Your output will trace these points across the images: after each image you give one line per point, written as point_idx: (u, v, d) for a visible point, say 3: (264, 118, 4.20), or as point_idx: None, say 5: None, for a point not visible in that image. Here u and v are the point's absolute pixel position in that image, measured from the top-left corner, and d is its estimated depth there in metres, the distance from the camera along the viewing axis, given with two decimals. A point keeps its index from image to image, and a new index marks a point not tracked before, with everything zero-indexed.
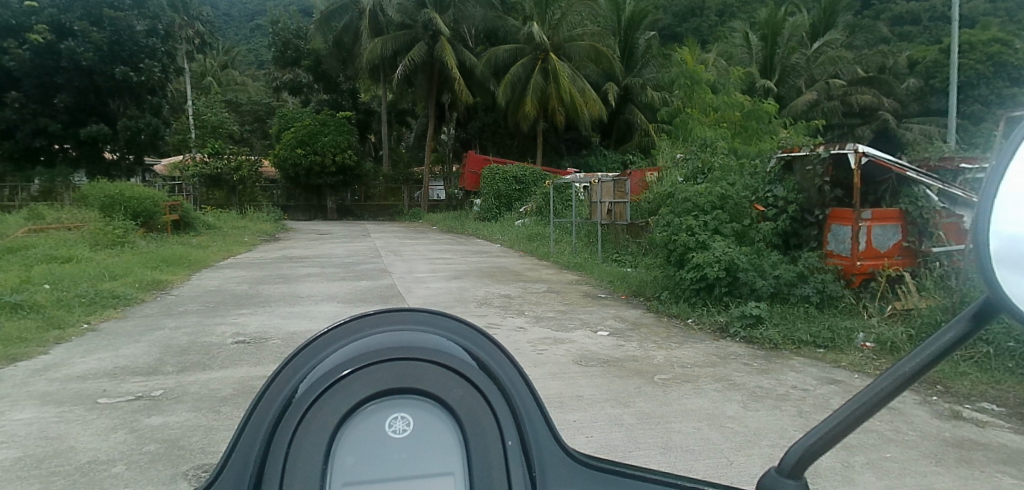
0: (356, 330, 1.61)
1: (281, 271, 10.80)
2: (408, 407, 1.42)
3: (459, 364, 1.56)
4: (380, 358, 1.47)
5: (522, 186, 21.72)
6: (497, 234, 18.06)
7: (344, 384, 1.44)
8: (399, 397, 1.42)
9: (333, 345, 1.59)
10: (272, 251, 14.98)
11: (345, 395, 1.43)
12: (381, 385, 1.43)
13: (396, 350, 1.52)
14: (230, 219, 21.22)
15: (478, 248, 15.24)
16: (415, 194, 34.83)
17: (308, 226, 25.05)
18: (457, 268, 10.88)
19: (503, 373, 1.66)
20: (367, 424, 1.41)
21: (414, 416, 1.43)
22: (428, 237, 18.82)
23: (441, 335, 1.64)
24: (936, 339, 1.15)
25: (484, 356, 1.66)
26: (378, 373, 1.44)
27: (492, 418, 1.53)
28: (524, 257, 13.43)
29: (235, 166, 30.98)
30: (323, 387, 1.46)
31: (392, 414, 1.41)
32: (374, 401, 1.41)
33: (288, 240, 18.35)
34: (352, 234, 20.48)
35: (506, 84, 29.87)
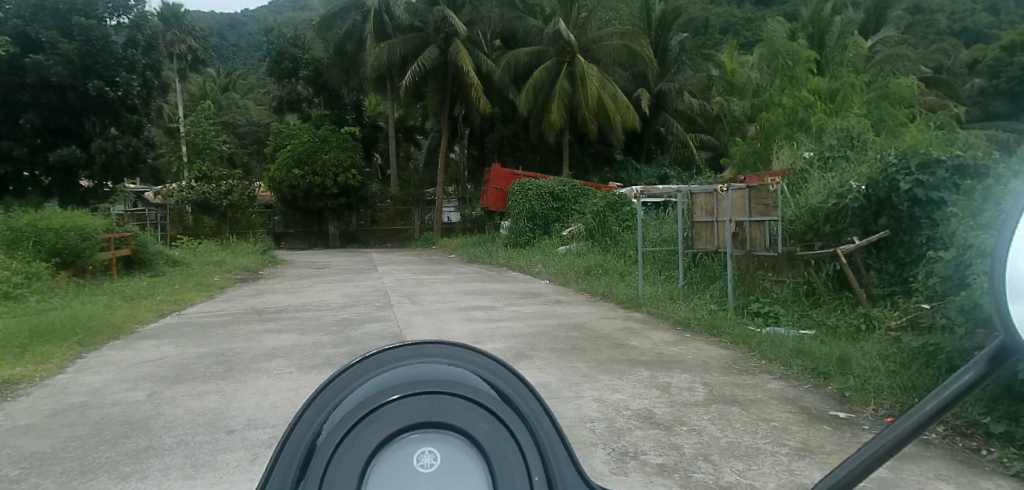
0: (377, 358, 1.19)
1: (238, 340, 6.87)
2: (434, 442, 1.01)
3: (491, 395, 1.13)
4: (398, 387, 1.05)
5: (559, 204, 17.89)
6: (539, 264, 14.07)
7: (370, 416, 1.02)
8: (418, 431, 1.00)
9: (353, 385, 1.16)
10: (245, 296, 10.95)
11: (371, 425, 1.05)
12: (413, 405, 1.06)
13: (414, 376, 1.11)
14: (207, 256, 17.08)
15: (518, 284, 11.33)
16: (427, 216, 30.92)
17: (302, 257, 21.16)
18: (501, 327, 7.05)
19: (532, 405, 1.21)
20: (391, 466, 1.00)
21: (446, 454, 1.01)
22: (448, 268, 14.97)
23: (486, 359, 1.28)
24: (959, 380, 1.33)
25: (514, 382, 1.25)
26: (396, 397, 1.03)
27: (529, 459, 1.10)
28: (592, 299, 9.51)
29: (226, 190, 27.39)
30: (337, 425, 1.05)
31: (418, 447, 0.99)
32: (406, 430, 1.00)
33: (270, 277, 14.44)
34: (353, 266, 16.62)
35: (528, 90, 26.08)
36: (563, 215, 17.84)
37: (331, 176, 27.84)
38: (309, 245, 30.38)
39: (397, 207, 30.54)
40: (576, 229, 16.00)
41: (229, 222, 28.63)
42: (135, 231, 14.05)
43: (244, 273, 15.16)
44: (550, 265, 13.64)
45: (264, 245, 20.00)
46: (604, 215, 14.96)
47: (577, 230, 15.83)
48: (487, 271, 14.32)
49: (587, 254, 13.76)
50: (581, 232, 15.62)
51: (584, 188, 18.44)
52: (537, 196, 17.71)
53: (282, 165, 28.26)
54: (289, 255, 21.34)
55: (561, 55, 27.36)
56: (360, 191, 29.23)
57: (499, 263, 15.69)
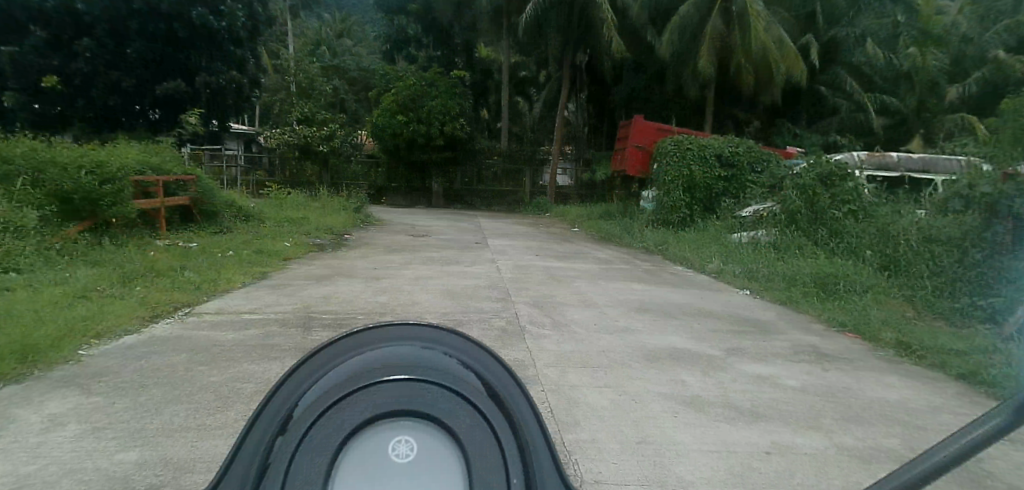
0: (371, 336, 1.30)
1: (230, 401, 3.45)
2: (414, 433, 1.03)
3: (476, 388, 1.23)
4: (374, 375, 1.14)
5: (728, 173, 13.35)
6: (717, 260, 9.81)
7: (363, 396, 1.08)
8: (395, 419, 1.03)
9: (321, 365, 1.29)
10: (309, 277, 7.74)
11: (332, 427, 1.06)
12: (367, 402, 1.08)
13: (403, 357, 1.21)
14: (289, 212, 14.15)
15: (704, 299, 7.18)
16: (539, 177, 27.29)
17: (401, 219, 17.89)
18: (773, 449, 3.12)
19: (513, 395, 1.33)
20: (359, 466, 1.00)
21: (422, 444, 1.03)
22: (582, 252, 11.10)
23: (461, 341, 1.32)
24: None
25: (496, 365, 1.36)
26: (381, 388, 1.09)
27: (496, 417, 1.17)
28: (857, 345, 5.48)
29: (327, 135, 25.64)
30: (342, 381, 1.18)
31: (395, 435, 1.01)
32: (390, 417, 1.03)
33: (353, 245, 11.22)
34: (456, 237, 13.08)
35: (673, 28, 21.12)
36: (734, 189, 13.28)
37: (437, 124, 24.66)
38: (410, 203, 27.32)
39: (507, 165, 26.99)
40: (761, 207, 11.45)
41: (329, 172, 26.60)
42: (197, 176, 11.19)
43: (325, 235, 12.08)
44: (736, 265, 9.34)
45: (359, 201, 16.86)
46: (807, 192, 10.42)
47: (763, 210, 11.24)
48: (634, 261, 10.24)
49: (791, 255, 9.33)
50: (770, 214, 10.97)
51: (764, 154, 13.67)
52: (699, 160, 13.29)
53: (385, 109, 25.21)
54: (386, 215, 18.23)
55: None
56: (467, 145, 25.92)
57: (647, 250, 11.53)
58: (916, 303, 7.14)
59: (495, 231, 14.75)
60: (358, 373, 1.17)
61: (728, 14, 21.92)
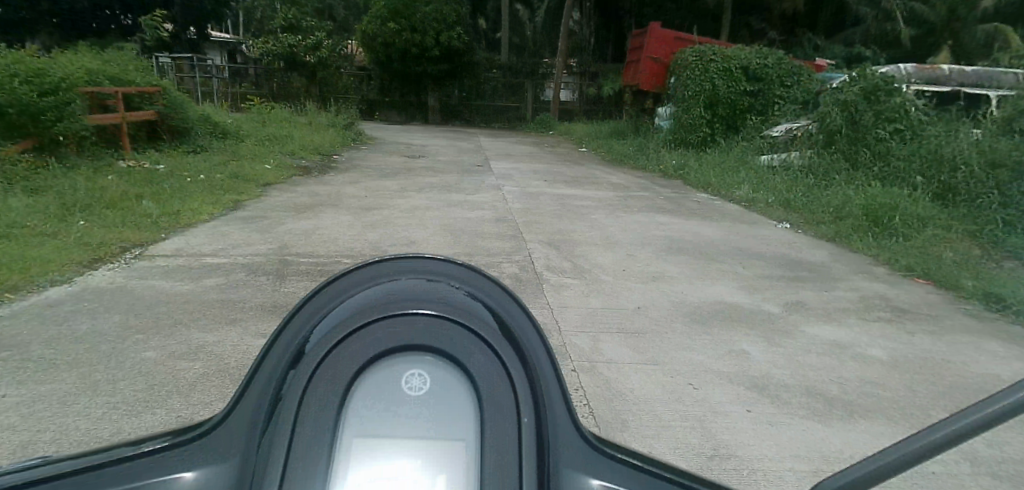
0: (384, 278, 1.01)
1: (168, 393, 2.58)
2: (428, 365, 0.80)
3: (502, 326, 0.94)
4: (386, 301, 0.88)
5: (754, 87, 11.93)
6: (746, 186, 8.84)
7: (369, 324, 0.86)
8: (415, 354, 0.80)
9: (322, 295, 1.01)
10: (291, 207, 6.76)
11: (333, 356, 0.85)
12: (389, 340, 0.81)
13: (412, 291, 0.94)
14: (273, 129, 12.95)
15: (739, 236, 6.30)
16: (542, 92, 25.85)
17: (396, 137, 16.62)
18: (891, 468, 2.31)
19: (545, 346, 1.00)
20: (366, 395, 0.80)
21: (435, 378, 0.80)
22: (595, 177, 10.13)
23: (488, 280, 0.98)
24: None
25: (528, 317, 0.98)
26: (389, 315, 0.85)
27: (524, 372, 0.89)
28: (932, 295, 4.66)
29: (313, 44, 23.77)
30: (340, 325, 0.88)
31: (407, 368, 0.79)
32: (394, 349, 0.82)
33: (342, 167, 10.19)
34: (455, 159, 12.04)
35: None
36: (760, 105, 11.94)
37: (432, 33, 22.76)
38: (406, 120, 25.79)
39: (508, 78, 25.48)
40: (793, 126, 10.25)
41: (318, 85, 24.82)
42: (165, 88, 9.93)
43: (313, 156, 11.00)
44: (768, 193, 8.37)
45: (349, 117, 15.57)
46: (846, 110, 9.20)
47: (795, 129, 10.07)
48: (653, 187, 9.29)
49: (828, 183, 8.34)
50: (803, 135, 9.81)
51: (795, 66, 12.15)
52: (722, 73, 11.89)
53: (374, 16, 23.15)
54: (378, 133, 16.99)
55: None
56: (465, 57, 24.14)
57: (665, 175, 10.53)
58: (981, 240, 6.28)
59: (497, 151, 13.64)
60: (375, 301, 0.88)
61: None
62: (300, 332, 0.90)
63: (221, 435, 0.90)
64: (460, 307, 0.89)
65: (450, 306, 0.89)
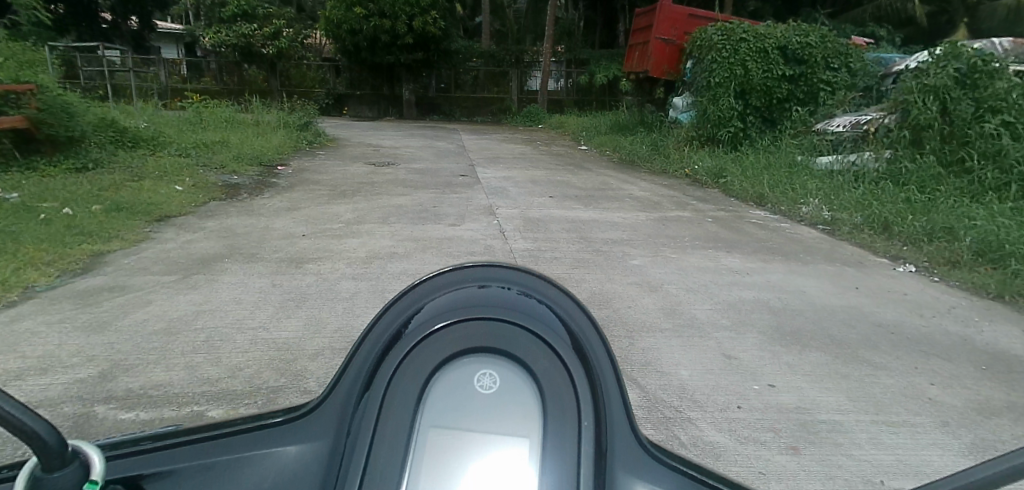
0: (427, 280, 1.02)
1: None
2: (498, 366, 0.87)
3: (561, 331, 0.94)
4: (451, 319, 0.92)
5: (794, 71, 9.68)
6: (815, 200, 6.74)
7: (438, 337, 0.91)
8: (485, 355, 0.88)
9: (394, 303, 1.02)
10: (183, 260, 4.54)
11: (414, 363, 0.90)
12: (462, 344, 0.89)
13: (467, 300, 0.96)
14: (207, 132, 10.60)
15: (859, 296, 4.13)
16: (528, 82, 23.44)
17: (363, 137, 14.29)
18: None
19: (584, 329, 1.00)
20: (445, 401, 0.87)
21: (505, 379, 0.87)
22: (613, 189, 8.00)
23: (556, 285, 1.02)
24: None
25: (578, 313, 1.01)
26: (453, 326, 0.91)
27: (578, 377, 0.91)
28: None
29: (272, 32, 21.67)
30: (418, 325, 0.95)
31: (481, 370, 0.87)
32: (464, 357, 0.89)
33: (286, 182, 7.91)
34: (432, 166, 9.81)
35: None
36: (801, 94, 9.72)
37: (403, 18, 20.32)
38: (378, 115, 23.35)
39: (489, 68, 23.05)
40: (859, 119, 7.97)
41: (279, 77, 23.13)
42: (43, 85, 7.57)
43: (252, 167, 8.68)
44: (852, 211, 6.29)
45: (306, 115, 13.22)
46: (938, 96, 6.85)
47: (862, 122, 7.81)
48: (688, 203, 7.19)
49: (931, 197, 6.21)
50: (876, 131, 7.55)
51: (844, 43, 9.83)
52: (754, 54, 9.68)
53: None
54: (342, 134, 14.65)
55: None
56: (442, 44, 21.64)
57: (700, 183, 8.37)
58: None
59: (483, 154, 11.45)
60: (449, 303, 0.96)
61: None
62: (392, 321, 1.00)
63: (321, 418, 1.05)
64: (530, 312, 0.95)
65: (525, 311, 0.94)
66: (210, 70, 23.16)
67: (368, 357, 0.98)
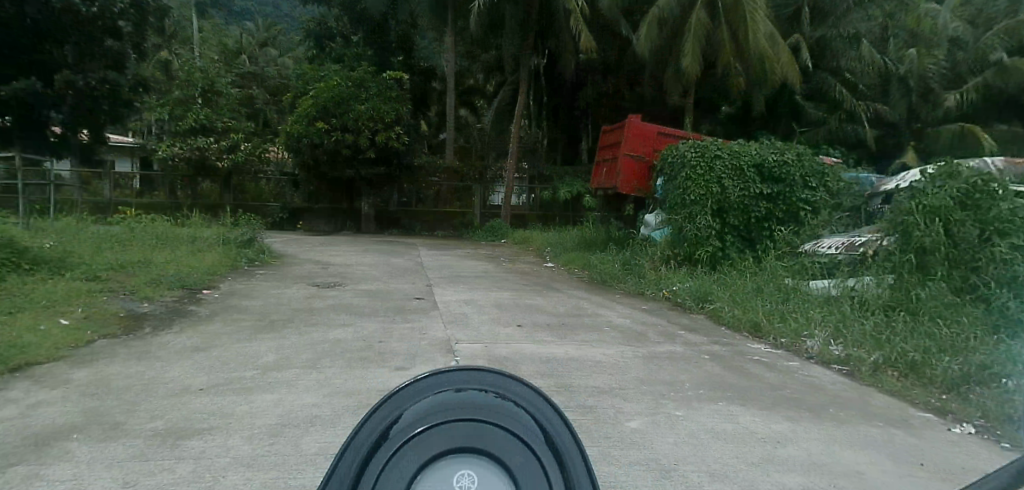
0: (411, 385, 0.97)
1: None
2: (484, 465, 0.83)
3: (540, 434, 0.94)
4: (435, 420, 0.87)
5: (772, 190, 9.31)
6: (822, 332, 5.90)
7: (414, 439, 0.85)
8: (476, 454, 0.83)
9: (377, 410, 0.95)
10: (14, 437, 3.26)
11: (401, 463, 0.83)
12: (448, 443, 0.84)
13: (455, 401, 0.92)
14: (128, 249, 9.36)
15: (940, 482, 3.06)
16: (492, 197, 23.11)
17: (313, 254, 13.19)
18: None
19: (559, 436, 1.00)
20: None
21: (491, 480, 0.82)
22: (590, 316, 7.04)
23: (534, 387, 1.03)
24: None
25: (554, 417, 1.02)
26: (440, 423, 0.86)
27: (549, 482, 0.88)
28: None
29: (228, 146, 21.60)
30: (402, 426, 0.89)
31: (466, 469, 0.82)
32: (448, 457, 0.83)
33: (208, 310, 6.69)
34: (386, 287, 8.74)
35: (649, 26, 18.95)
36: (781, 212, 9.30)
37: (366, 133, 20.19)
38: (335, 228, 22.64)
39: (452, 182, 22.70)
40: (852, 241, 7.49)
41: (233, 191, 22.68)
42: None
43: (172, 291, 7.44)
44: (868, 348, 5.42)
45: (250, 229, 12.14)
46: (941, 217, 6.40)
47: (856, 245, 7.31)
48: (677, 333, 6.25)
49: (955, 332, 5.41)
50: (873, 254, 7.05)
51: (820, 162, 9.64)
52: (731, 172, 9.37)
53: (300, 114, 20.43)
54: (291, 249, 13.52)
55: None
56: (405, 159, 21.37)
57: (685, 309, 7.48)
58: None
59: (443, 273, 10.44)
60: (437, 407, 0.90)
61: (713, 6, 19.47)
62: (378, 424, 0.94)
63: None
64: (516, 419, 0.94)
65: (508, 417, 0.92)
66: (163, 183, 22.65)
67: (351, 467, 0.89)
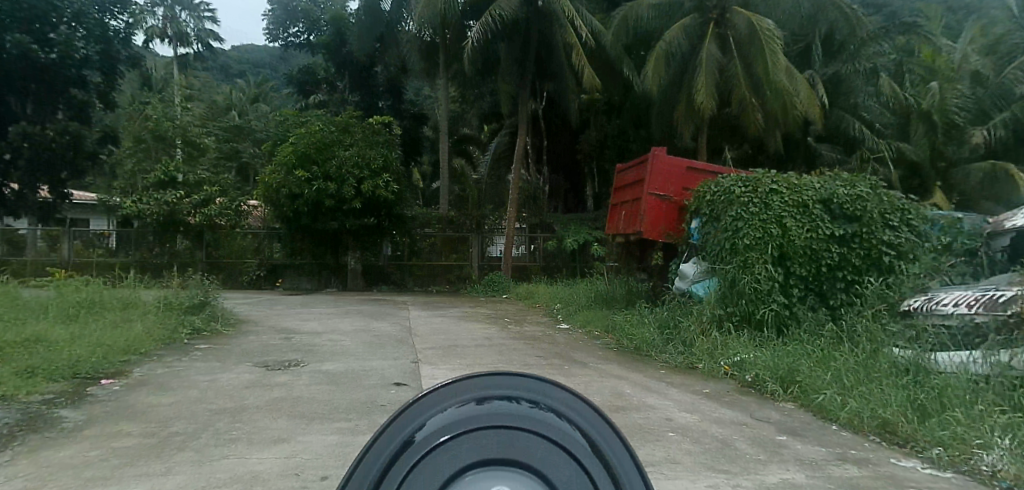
0: (445, 390, 0.93)
1: None
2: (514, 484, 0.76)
3: (580, 445, 0.88)
4: (458, 430, 0.83)
5: (845, 231, 7.50)
6: (1003, 437, 3.88)
7: (443, 451, 0.80)
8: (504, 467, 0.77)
9: (407, 418, 0.92)
10: None
11: (432, 465, 0.80)
12: (477, 456, 0.78)
13: (476, 412, 0.87)
14: (27, 323, 7.33)
15: None
16: (491, 247, 21.17)
17: (279, 319, 11.09)
18: None
19: (599, 427, 0.96)
20: None
21: None
22: (640, 407, 4.95)
23: (569, 390, 0.99)
24: None
25: (595, 416, 0.98)
26: (457, 439, 0.81)
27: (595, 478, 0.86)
28: None
29: (201, 200, 20.08)
30: (427, 436, 0.84)
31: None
32: (481, 469, 0.77)
33: (84, 414, 4.56)
34: (357, 368, 6.61)
35: (656, 60, 17.37)
36: (859, 259, 7.45)
37: (351, 181, 18.40)
38: (317, 286, 20.59)
39: (446, 233, 20.84)
40: (988, 296, 5.20)
41: (206, 248, 20.89)
42: None
43: (52, 384, 5.33)
44: None
45: (199, 291, 10.11)
46: None
47: (1000, 303, 5.01)
48: (779, 441, 4.20)
49: None
50: None
51: (898, 197, 7.81)
52: (792, 209, 7.59)
53: (280, 163, 18.86)
54: (252, 315, 11.42)
55: (701, 12, 18.49)
56: (395, 208, 19.52)
57: (765, 397, 5.40)
58: None
59: (434, 343, 8.39)
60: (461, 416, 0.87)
61: (723, 43, 18.47)
62: (402, 432, 0.90)
63: None
64: (554, 424, 0.87)
65: (556, 424, 0.87)
66: (130, 241, 20.80)
67: (380, 461, 0.87)
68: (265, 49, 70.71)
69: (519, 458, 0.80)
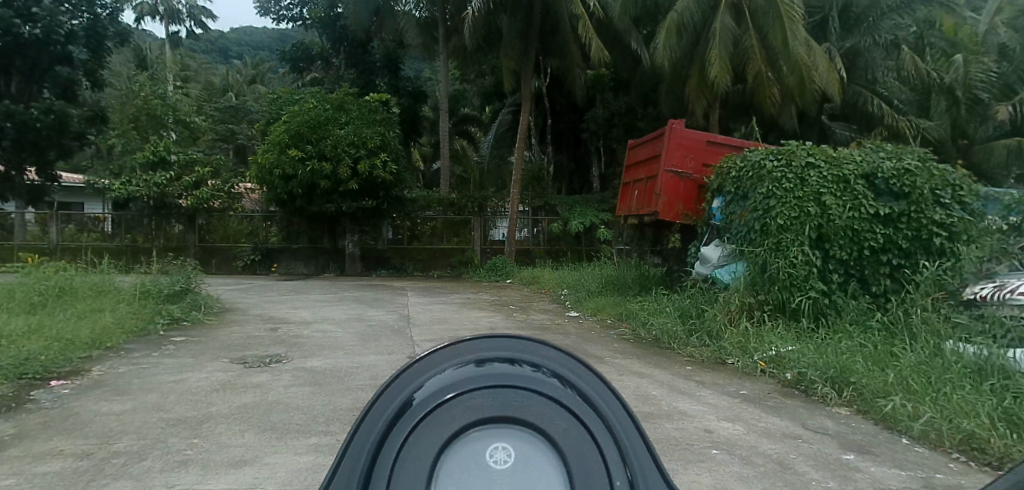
0: (448, 353, 1.08)
1: None
2: (509, 439, 0.92)
3: (571, 398, 1.03)
4: (456, 391, 0.98)
5: (891, 209, 6.72)
6: None
7: (443, 412, 0.96)
8: (497, 428, 0.93)
9: (414, 377, 1.08)
10: None
11: (435, 422, 0.95)
12: (479, 415, 0.94)
13: (472, 375, 1.02)
14: None
15: None
16: (494, 230, 20.38)
17: (268, 307, 10.33)
18: None
19: (592, 383, 1.11)
20: (460, 462, 0.91)
21: (519, 449, 0.92)
22: (672, 415, 4.24)
23: (566, 352, 1.14)
24: None
25: (591, 376, 1.12)
26: (458, 400, 0.97)
27: (587, 430, 1.01)
28: None
29: (192, 182, 19.31)
30: (429, 398, 0.99)
31: (493, 442, 0.91)
32: (480, 427, 0.93)
33: (19, 426, 3.86)
34: (346, 365, 5.89)
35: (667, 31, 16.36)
36: (905, 241, 6.68)
37: (347, 160, 17.54)
38: (315, 271, 19.86)
39: (447, 215, 20.08)
40: None
41: (198, 232, 20.12)
42: None
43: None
44: None
45: (182, 278, 9.37)
46: None
47: None
48: (846, 459, 3.48)
49: None
50: None
51: (949, 171, 6.98)
52: (832, 185, 6.82)
53: (273, 142, 18.03)
54: (240, 303, 10.67)
55: None
56: (394, 189, 18.73)
57: (813, 401, 4.69)
58: None
59: (434, 334, 7.66)
60: (459, 380, 1.01)
61: (737, 14, 17.48)
62: (406, 390, 1.06)
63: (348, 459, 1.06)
64: (548, 386, 1.02)
65: (548, 386, 1.02)
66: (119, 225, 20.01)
67: (386, 417, 1.02)
68: (262, 30, 69.21)
69: (513, 417, 0.95)
